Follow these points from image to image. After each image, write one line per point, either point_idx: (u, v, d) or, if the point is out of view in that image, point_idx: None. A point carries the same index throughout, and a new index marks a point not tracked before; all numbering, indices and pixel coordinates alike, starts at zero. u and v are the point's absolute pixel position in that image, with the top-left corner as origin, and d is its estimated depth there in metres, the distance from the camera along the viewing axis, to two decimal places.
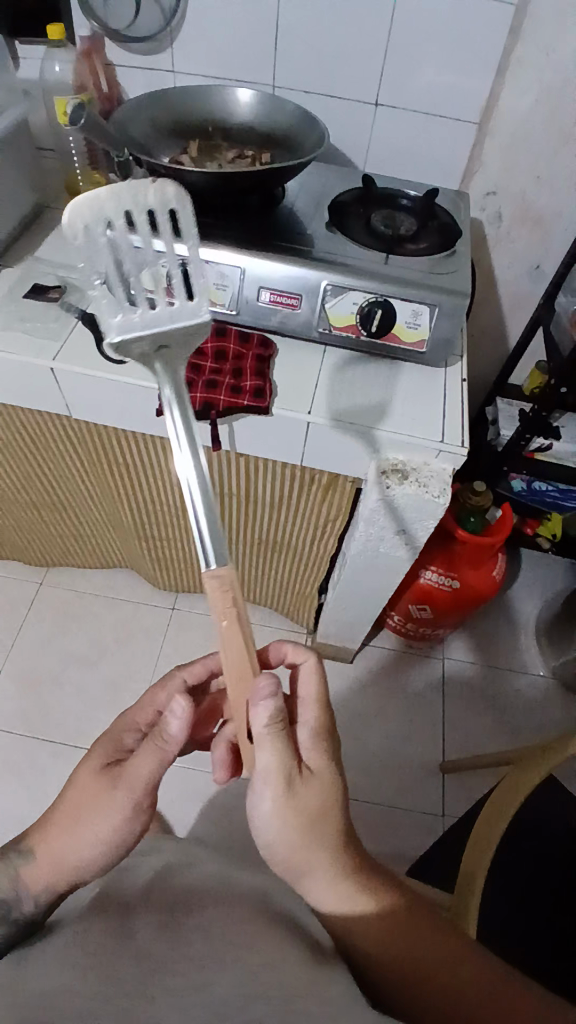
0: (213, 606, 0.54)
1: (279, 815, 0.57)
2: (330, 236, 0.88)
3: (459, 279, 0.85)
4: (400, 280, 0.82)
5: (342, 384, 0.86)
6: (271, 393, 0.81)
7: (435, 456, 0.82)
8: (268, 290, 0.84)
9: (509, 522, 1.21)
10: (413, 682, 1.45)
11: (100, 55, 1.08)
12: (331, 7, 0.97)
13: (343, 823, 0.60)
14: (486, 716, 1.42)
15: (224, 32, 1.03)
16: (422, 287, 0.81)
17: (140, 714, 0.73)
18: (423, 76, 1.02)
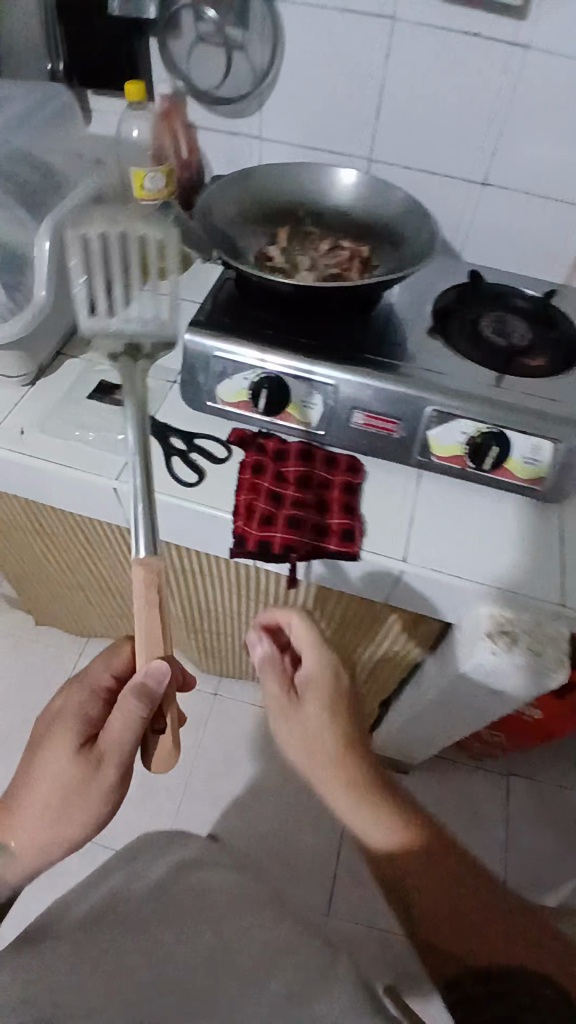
0: (137, 598, 0.61)
1: (286, 732, 0.73)
2: (433, 347, 0.77)
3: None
4: (518, 410, 0.70)
5: (440, 520, 0.74)
6: (360, 534, 0.71)
7: (551, 617, 0.69)
8: (361, 411, 0.73)
9: None
10: (468, 797, 1.32)
11: (179, 116, 0.98)
12: (444, 78, 0.87)
13: (342, 732, 0.71)
14: (548, 845, 1.28)
15: (319, 97, 0.93)
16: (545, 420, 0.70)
17: (98, 678, 0.73)
18: (539, 155, 0.90)
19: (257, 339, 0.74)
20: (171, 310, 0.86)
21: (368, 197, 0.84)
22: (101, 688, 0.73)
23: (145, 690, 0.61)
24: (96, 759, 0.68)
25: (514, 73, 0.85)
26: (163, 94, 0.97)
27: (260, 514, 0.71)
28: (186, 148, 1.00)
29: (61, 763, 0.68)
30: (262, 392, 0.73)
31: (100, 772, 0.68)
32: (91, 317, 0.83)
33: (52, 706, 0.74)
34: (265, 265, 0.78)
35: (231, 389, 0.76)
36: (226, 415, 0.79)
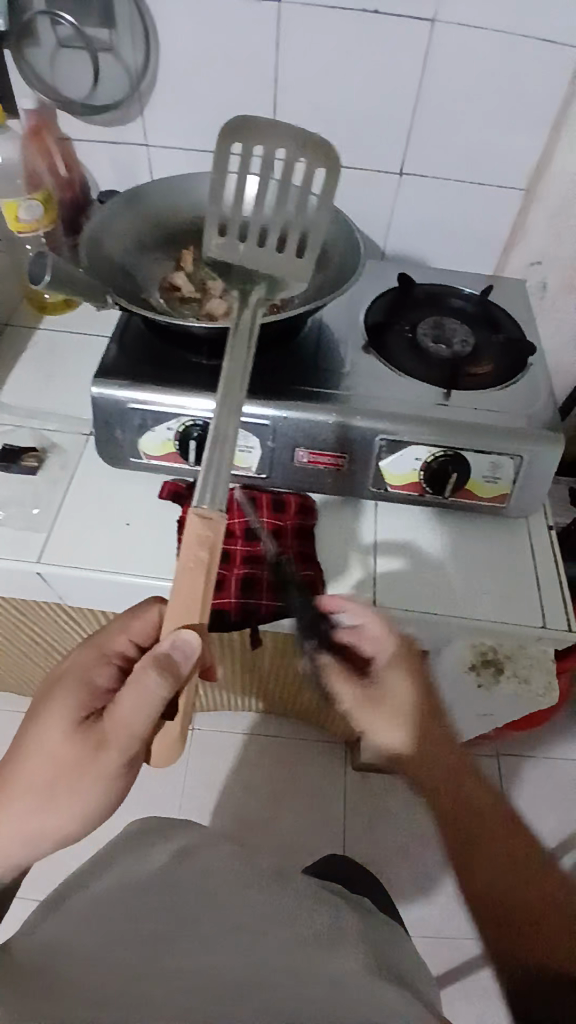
0: (188, 543, 0.48)
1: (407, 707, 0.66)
2: (374, 367, 0.71)
3: (549, 419, 0.67)
4: (481, 429, 0.64)
5: (406, 554, 0.69)
6: (322, 585, 0.66)
7: (535, 642, 0.66)
8: (305, 449, 0.66)
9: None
10: None
11: (50, 132, 0.86)
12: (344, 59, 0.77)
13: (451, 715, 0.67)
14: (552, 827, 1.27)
15: (207, 92, 0.81)
16: (508, 432, 0.65)
17: (114, 642, 0.59)
18: (465, 138, 0.82)
19: (181, 382, 0.65)
20: (311, 246, 0.64)
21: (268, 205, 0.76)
22: (113, 654, 0.59)
23: (167, 660, 0.48)
24: (97, 743, 0.55)
25: (423, 42, 0.74)
26: (28, 112, 0.84)
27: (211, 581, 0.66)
28: (63, 163, 0.88)
29: (54, 735, 0.55)
30: (191, 442, 0.66)
31: (99, 758, 0.55)
32: (290, 251, 0.64)
33: (57, 667, 0.62)
34: (175, 297, 0.70)
35: (156, 441, 0.67)
36: (153, 469, 0.70)
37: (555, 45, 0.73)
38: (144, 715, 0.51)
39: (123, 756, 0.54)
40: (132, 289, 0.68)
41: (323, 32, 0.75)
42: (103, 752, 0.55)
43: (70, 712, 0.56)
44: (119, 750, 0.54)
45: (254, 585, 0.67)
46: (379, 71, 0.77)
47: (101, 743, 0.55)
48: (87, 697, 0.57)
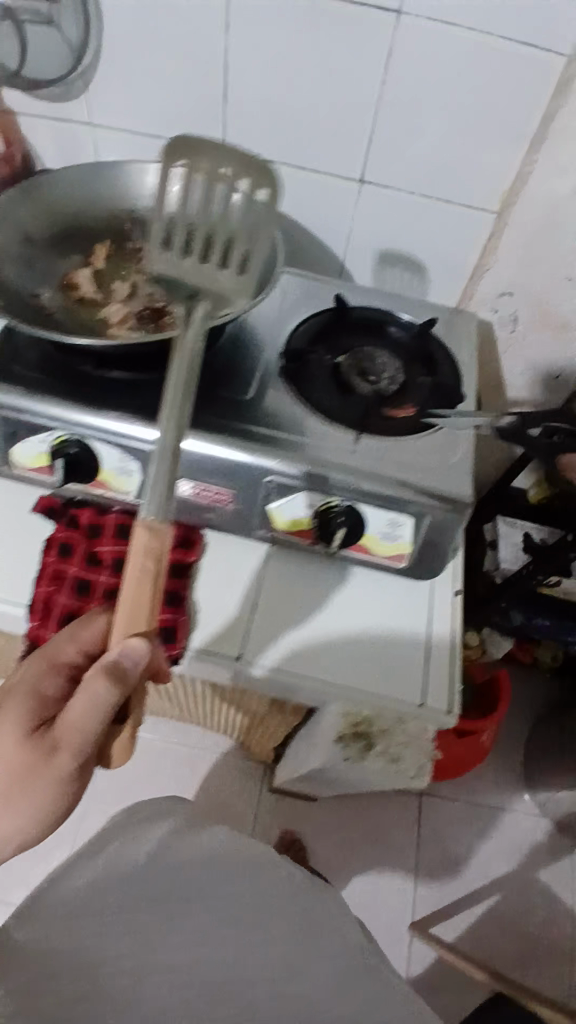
0: (131, 560, 0.47)
1: None
2: (282, 395, 0.65)
3: (459, 480, 0.60)
4: (378, 482, 0.58)
5: (289, 606, 0.64)
6: (185, 633, 0.61)
7: (414, 719, 0.61)
8: (189, 481, 0.61)
9: (506, 698, 1.03)
10: (387, 835, 1.26)
11: None
12: (301, 48, 0.68)
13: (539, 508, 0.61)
14: (465, 870, 1.25)
15: (158, 72, 0.74)
16: (408, 490, 0.58)
17: (62, 651, 0.54)
18: (434, 147, 0.73)
19: (61, 394, 0.60)
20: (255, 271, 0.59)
21: None
22: (63, 663, 0.54)
23: (114, 668, 0.47)
24: (49, 749, 0.51)
25: (388, 37, 0.66)
26: None
27: (64, 611, 0.62)
28: (2, 136, 0.79)
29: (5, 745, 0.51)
30: (60, 459, 0.60)
31: (51, 765, 0.51)
32: (234, 262, 0.59)
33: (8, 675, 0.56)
34: (73, 297, 0.64)
35: (31, 452, 0.62)
36: (35, 480, 0.66)
37: (536, 52, 0.64)
38: (99, 716, 0.49)
39: (78, 761, 0.51)
40: (26, 286, 0.63)
41: (277, 13, 0.66)
42: (56, 757, 0.51)
43: (20, 721, 0.52)
44: (72, 755, 0.51)
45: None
46: (341, 68, 0.69)
47: (53, 751, 0.51)
48: (36, 706, 0.53)
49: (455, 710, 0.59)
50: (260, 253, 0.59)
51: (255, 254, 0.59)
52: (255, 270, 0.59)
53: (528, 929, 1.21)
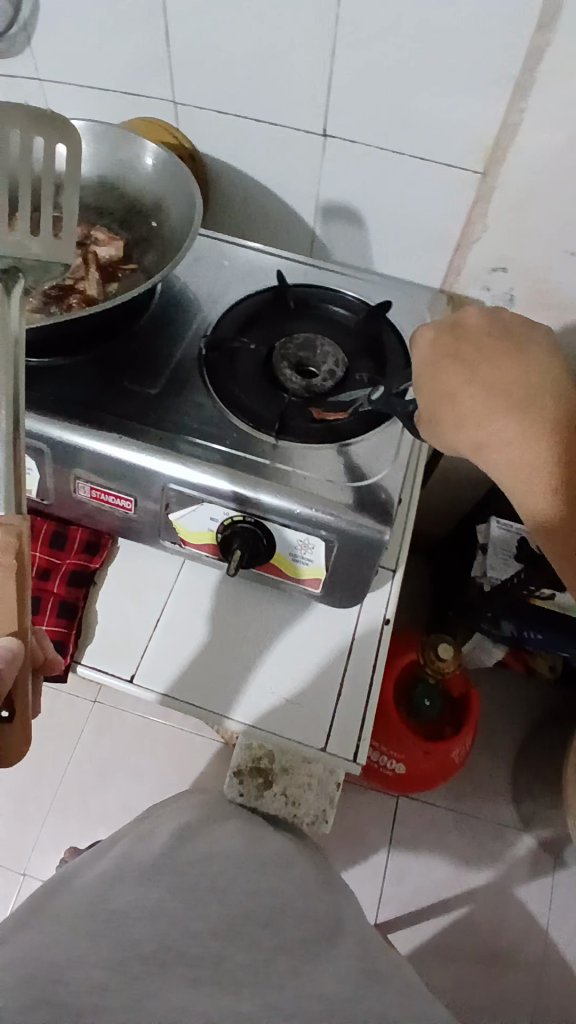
0: None
1: (454, 394, 0.50)
2: (200, 389, 0.58)
3: (384, 499, 0.53)
4: (286, 496, 0.51)
5: (193, 622, 0.59)
6: (74, 647, 0.56)
7: (318, 759, 0.56)
8: (86, 484, 0.56)
9: (476, 713, 0.96)
10: (361, 834, 1.22)
11: None
12: None
13: (444, 386, 0.50)
14: (441, 875, 1.20)
15: (94, 13, 0.64)
16: (320, 507, 0.51)
17: None
18: (407, 96, 0.62)
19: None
20: (70, 218, 0.48)
21: (115, 156, 0.62)
22: None
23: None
24: None
25: None
26: None
27: None
28: None
29: None
30: None
31: None
32: (44, 225, 0.48)
33: None
34: None
35: None
36: None
37: None
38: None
39: None
40: None
41: None
42: None
43: None
44: None
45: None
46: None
47: None
48: None
49: (361, 762, 0.54)
50: (76, 200, 0.49)
51: (64, 200, 0.48)
52: (68, 217, 0.48)
53: (499, 944, 1.16)
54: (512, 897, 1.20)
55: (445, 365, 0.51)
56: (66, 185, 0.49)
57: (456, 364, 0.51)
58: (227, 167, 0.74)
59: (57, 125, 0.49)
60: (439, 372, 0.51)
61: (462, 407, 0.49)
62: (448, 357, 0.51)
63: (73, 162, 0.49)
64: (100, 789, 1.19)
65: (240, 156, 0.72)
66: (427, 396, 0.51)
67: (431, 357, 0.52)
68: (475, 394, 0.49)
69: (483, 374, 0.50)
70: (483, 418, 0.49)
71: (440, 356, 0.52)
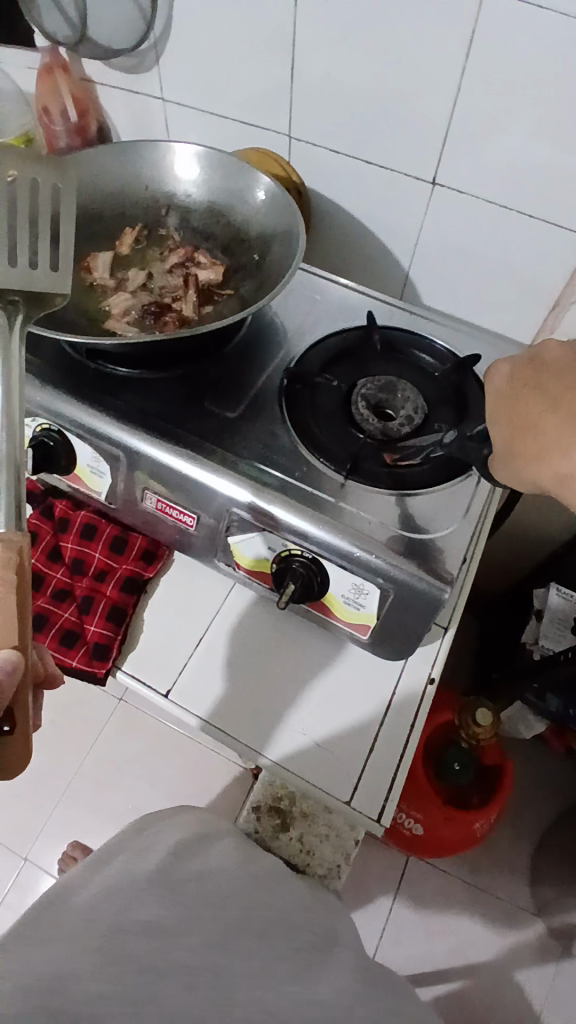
0: None
1: (527, 427, 0.43)
2: (277, 418, 0.58)
3: (447, 556, 0.51)
4: (347, 538, 0.50)
5: (235, 646, 0.58)
6: (117, 653, 0.57)
7: (340, 811, 0.54)
8: (154, 495, 0.57)
9: (508, 787, 0.91)
10: (366, 885, 1.17)
11: (66, 73, 0.76)
12: (374, 22, 0.59)
13: (518, 419, 0.44)
14: (444, 947, 1.14)
15: (224, 47, 0.67)
16: (380, 554, 0.50)
17: None
18: (523, 149, 0.62)
19: (47, 381, 0.57)
20: (67, 251, 0.54)
21: (228, 185, 0.64)
22: None
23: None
24: None
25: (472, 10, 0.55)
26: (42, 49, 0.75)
27: None
28: (76, 109, 0.78)
29: None
30: (29, 450, 0.57)
31: None
32: (45, 260, 0.54)
33: None
34: (84, 282, 0.61)
35: None
36: None
37: None
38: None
39: None
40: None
41: None
42: None
43: None
44: None
45: (47, 623, 0.60)
46: (419, 50, 0.59)
47: None
48: None
49: (385, 822, 0.52)
50: (72, 227, 0.55)
51: (63, 234, 0.54)
52: (66, 251, 0.54)
53: None
54: (517, 988, 1.11)
55: (523, 395, 0.44)
56: (62, 220, 0.55)
57: (534, 394, 0.43)
58: (329, 201, 0.75)
59: (55, 170, 0.55)
60: (515, 400, 0.44)
61: (538, 439, 0.43)
62: (522, 385, 0.44)
63: (69, 204, 0.55)
64: (111, 788, 1.20)
65: (344, 192, 0.73)
66: (502, 429, 0.45)
67: (507, 386, 0.45)
68: (556, 426, 0.42)
69: (567, 401, 0.42)
70: (562, 452, 0.41)
71: (513, 386, 0.45)
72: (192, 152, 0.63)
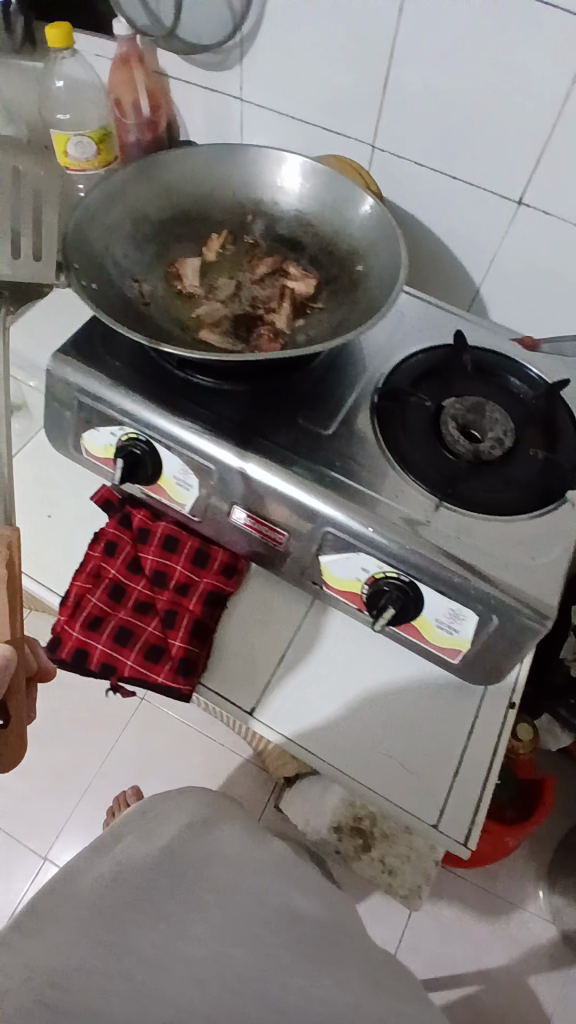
0: None
1: None
2: (369, 436, 0.58)
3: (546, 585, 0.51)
4: (449, 562, 0.50)
5: (317, 664, 0.59)
6: (202, 667, 0.58)
7: (422, 832, 0.54)
8: (244, 509, 0.56)
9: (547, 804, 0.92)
10: None
11: (142, 67, 0.74)
12: (480, 37, 0.59)
13: None
14: (462, 950, 1.16)
15: (318, 51, 0.66)
16: (481, 580, 0.50)
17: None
18: None
19: (136, 390, 0.56)
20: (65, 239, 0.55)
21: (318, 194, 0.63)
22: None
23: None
24: None
25: None
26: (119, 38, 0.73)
27: (85, 617, 0.58)
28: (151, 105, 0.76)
29: None
30: (120, 458, 0.57)
31: None
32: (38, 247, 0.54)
33: None
34: (174, 289, 0.60)
35: (98, 442, 0.60)
36: (100, 470, 0.64)
37: None
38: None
39: None
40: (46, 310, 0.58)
41: None
42: None
43: None
44: None
45: (132, 636, 0.57)
46: (524, 68, 0.59)
47: None
48: None
49: (471, 846, 0.52)
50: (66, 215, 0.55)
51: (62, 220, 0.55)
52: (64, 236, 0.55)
53: None
54: (530, 992, 1.13)
55: None
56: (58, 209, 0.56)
57: None
58: (407, 213, 0.75)
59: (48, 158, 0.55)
60: None
61: None
62: None
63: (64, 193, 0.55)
64: None
65: (425, 205, 0.73)
66: None
67: None
68: None
69: None
70: None
71: None
72: (300, 164, 0.62)
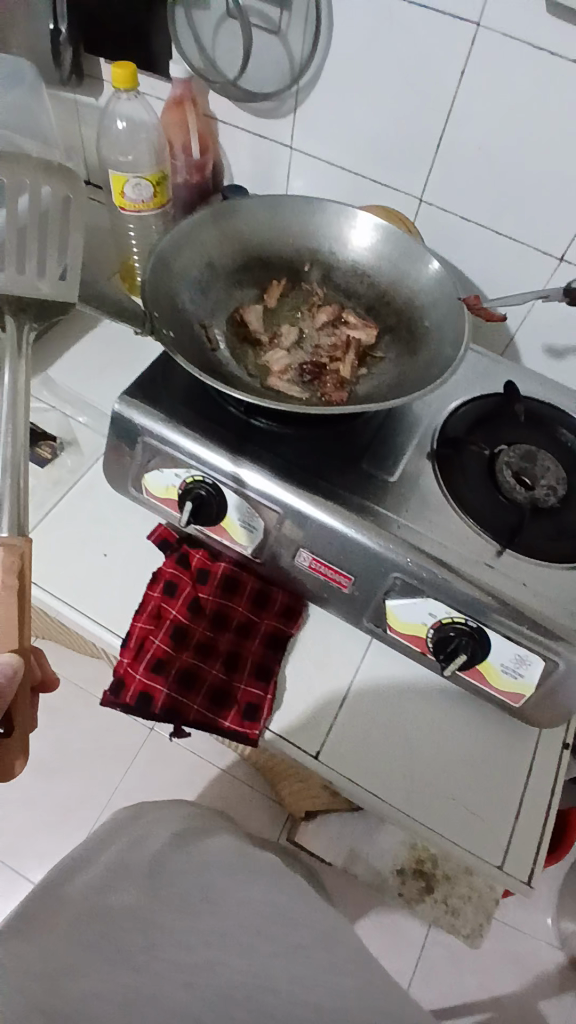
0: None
1: None
2: (430, 482, 0.59)
3: None
4: (517, 608, 0.52)
5: (378, 707, 0.60)
6: (267, 716, 0.57)
7: (484, 873, 0.55)
8: (309, 552, 0.57)
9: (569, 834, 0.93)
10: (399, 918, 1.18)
11: (194, 110, 0.76)
12: (535, 103, 0.62)
13: None
14: (473, 980, 1.16)
15: (373, 106, 0.69)
16: (548, 626, 0.51)
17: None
18: None
19: (204, 433, 0.57)
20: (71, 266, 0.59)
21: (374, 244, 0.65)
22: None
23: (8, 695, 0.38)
24: None
25: None
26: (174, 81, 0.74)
27: (148, 660, 0.58)
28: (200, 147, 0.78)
29: None
30: (187, 500, 0.57)
31: None
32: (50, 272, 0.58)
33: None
34: (239, 334, 0.61)
35: (160, 482, 0.60)
36: (157, 508, 0.64)
37: None
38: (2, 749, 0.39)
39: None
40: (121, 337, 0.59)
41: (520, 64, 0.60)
42: None
43: None
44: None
45: (195, 679, 0.58)
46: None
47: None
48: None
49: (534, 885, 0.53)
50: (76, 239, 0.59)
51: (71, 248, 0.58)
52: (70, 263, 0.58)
53: None
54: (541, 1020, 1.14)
55: None
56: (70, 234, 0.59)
57: None
58: (448, 260, 0.77)
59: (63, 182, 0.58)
60: None
61: None
62: None
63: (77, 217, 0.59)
64: None
65: (467, 254, 0.75)
66: None
67: None
68: None
69: None
70: None
71: None
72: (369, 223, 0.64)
